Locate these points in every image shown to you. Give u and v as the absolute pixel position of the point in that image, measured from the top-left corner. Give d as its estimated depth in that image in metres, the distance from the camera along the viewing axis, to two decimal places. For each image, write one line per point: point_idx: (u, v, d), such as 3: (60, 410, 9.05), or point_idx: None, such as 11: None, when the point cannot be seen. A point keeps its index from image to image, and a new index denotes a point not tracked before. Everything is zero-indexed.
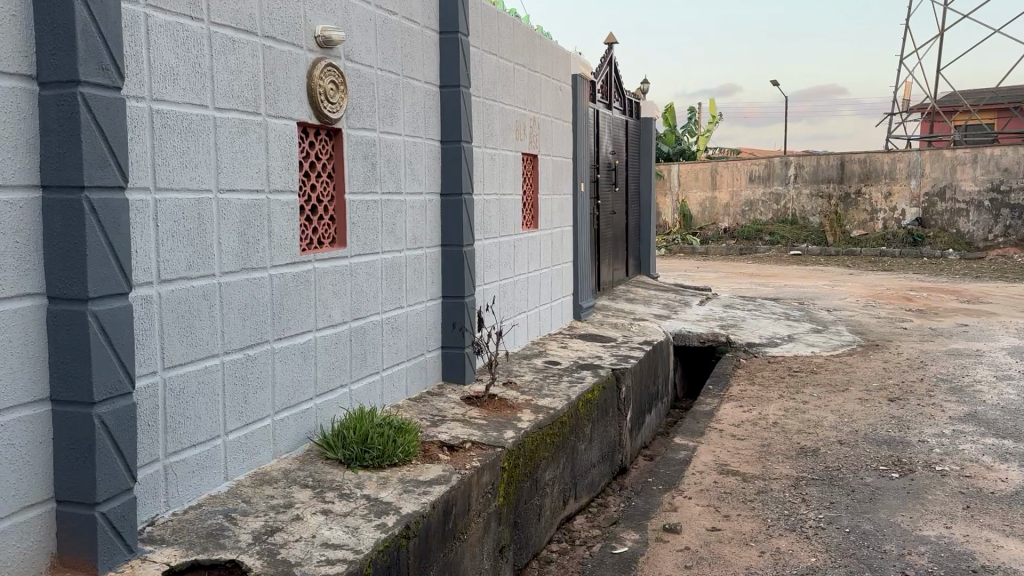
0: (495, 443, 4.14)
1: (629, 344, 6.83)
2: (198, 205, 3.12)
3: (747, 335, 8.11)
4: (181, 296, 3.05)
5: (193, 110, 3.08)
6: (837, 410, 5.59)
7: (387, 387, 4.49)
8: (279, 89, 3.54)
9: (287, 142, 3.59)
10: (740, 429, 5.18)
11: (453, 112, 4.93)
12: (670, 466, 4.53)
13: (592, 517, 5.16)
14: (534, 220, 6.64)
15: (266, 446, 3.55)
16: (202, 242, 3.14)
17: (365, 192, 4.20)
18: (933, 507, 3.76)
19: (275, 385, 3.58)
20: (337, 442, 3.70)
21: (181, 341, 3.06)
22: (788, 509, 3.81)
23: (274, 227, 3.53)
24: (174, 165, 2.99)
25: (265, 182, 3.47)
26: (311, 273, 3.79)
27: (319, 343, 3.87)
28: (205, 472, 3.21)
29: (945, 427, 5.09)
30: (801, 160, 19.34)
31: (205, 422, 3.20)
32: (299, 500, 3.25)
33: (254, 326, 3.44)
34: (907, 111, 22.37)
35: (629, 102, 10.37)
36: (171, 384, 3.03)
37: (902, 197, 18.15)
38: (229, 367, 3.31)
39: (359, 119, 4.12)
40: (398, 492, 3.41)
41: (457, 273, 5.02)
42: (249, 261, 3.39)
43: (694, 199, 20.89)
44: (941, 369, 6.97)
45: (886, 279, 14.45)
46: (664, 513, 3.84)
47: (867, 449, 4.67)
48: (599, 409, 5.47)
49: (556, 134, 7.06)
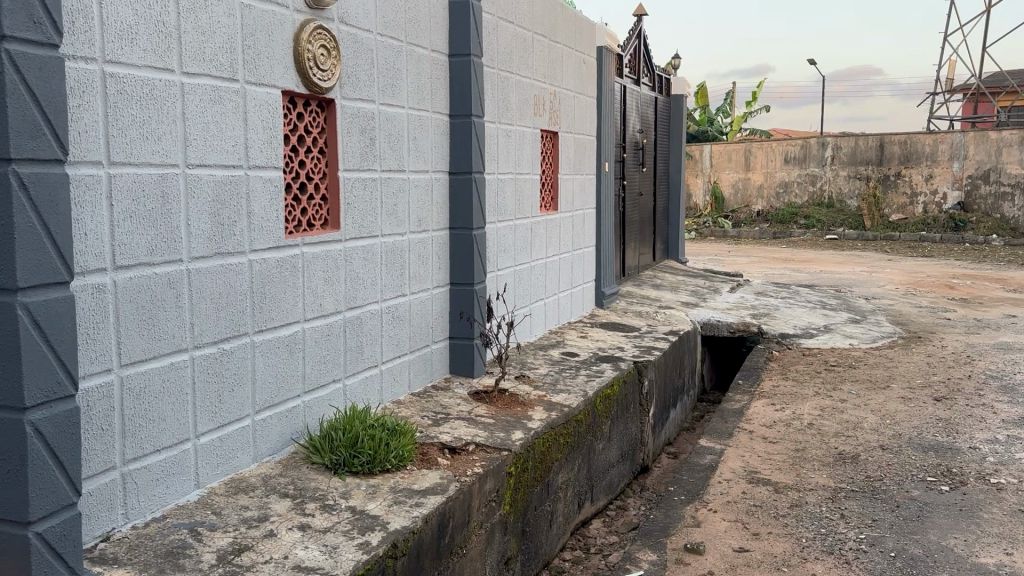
0: (502, 446, 3.77)
1: (654, 334, 6.42)
2: (162, 182, 2.78)
3: (781, 325, 7.67)
4: (141, 284, 2.72)
5: (156, 75, 2.73)
6: (878, 410, 5.16)
7: (386, 382, 4.14)
8: (261, 54, 3.18)
9: (269, 113, 3.23)
10: (772, 431, 4.77)
11: (463, 83, 4.54)
12: (694, 472, 4.15)
13: (610, 522, 4.80)
14: (554, 202, 6.25)
15: (245, 449, 3.23)
16: (167, 224, 2.80)
17: (362, 170, 3.83)
18: (990, 528, 3.33)
19: (255, 382, 3.24)
20: (323, 446, 3.36)
21: (142, 336, 2.73)
22: (825, 526, 3.41)
23: (254, 208, 3.18)
24: (131, 136, 2.65)
25: (243, 156, 3.12)
26: (298, 258, 3.44)
27: (308, 334, 3.53)
28: (172, 480, 2.90)
29: (999, 432, 4.64)
30: (838, 140, 18.66)
31: (171, 424, 2.87)
32: (275, 513, 2.91)
33: (230, 317, 3.09)
34: (950, 91, 21.49)
35: (659, 78, 9.88)
36: (129, 383, 2.71)
37: (943, 180, 17.47)
38: (201, 363, 2.97)
39: (356, 89, 3.74)
40: (388, 504, 3.05)
41: (467, 259, 4.64)
42: (224, 246, 3.05)
43: (727, 181, 20.27)
44: (991, 365, 6.48)
45: (928, 266, 13.85)
46: (685, 529, 3.46)
47: (913, 456, 4.24)
48: (618, 405, 5.09)
49: (579, 111, 6.64)
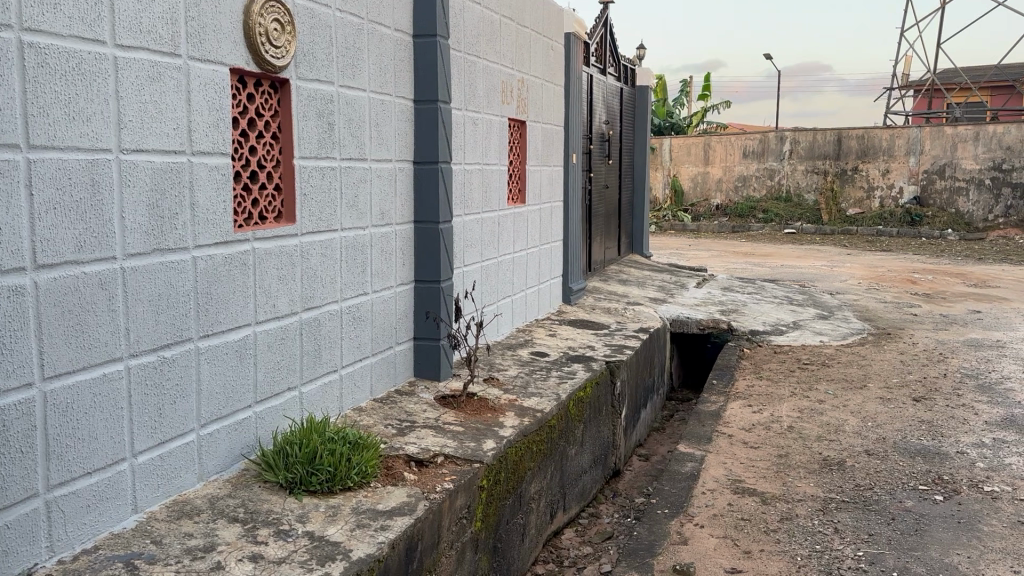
0: (473, 457, 3.49)
1: (624, 332, 6.18)
2: (91, 168, 2.44)
3: (750, 322, 7.50)
4: (67, 285, 2.38)
5: (85, 46, 2.39)
6: (858, 412, 4.99)
7: (346, 388, 3.83)
8: (206, 26, 2.83)
9: (214, 92, 2.89)
10: (752, 435, 4.57)
11: (429, 65, 4.23)
12: (675, 482, 3.91)
13: (583, 531, 4.54)
14: (521, 193, 5.97)
15: (189, 467, 2.90)
16: (98, 216, 2.47)
17: (320, 157, 3.51)
18: (992, 543, 3.15)
19: (200, 393, 2.91)
20: (277, 463, 3.05)
21: (69, 344, 2.40)
22: (819, 543, 3.20)
23: (198, 198, 2.85)
24: (56, 116, 2.31)
25: (186, 140, 2.79)
26: (248, 255, 3.11)
27: (259, 339, 3.20)
28: (106, 506, 2.57)
29: (984, 435, 4.49)
30: (796, 135, 18.70)
31: (104, 442, 2.54)
32: (223, 542, 2.59)
33: (171, 321, 2.76)
34: (905, 86, 21.67)
35: (624, 69, 9.65)
36: (54, 398, 2.37)
37: (899, 175, 17.54)
38: (137, 373, 2.64)
39: (312, 69, 3.42)
40: (350, 528, 2.75)
41: (432, 254, 4.35)
42: (164, 241, 2.71)
43: (686, 174, 20.20)
44: (964, 363, 6.37)
45: (887, 260, 13.81)
46: (673, 548, 3.23)
47: (900, 462, 4.07)
48: (591, 407, 4.84)
49: (547, 99, 6.36)
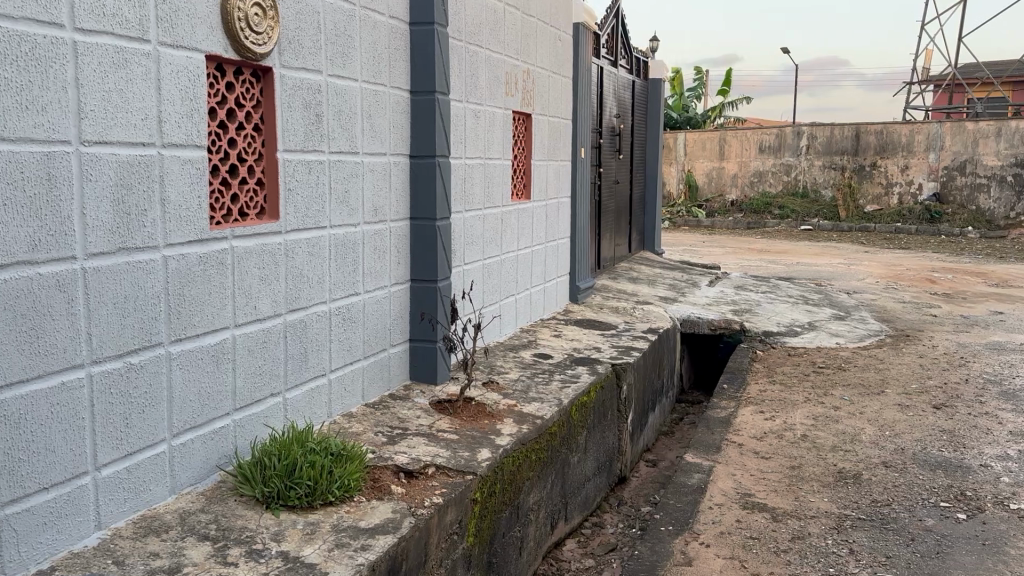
0: (465, 468, 3.30)
1: (632, 332, 5.97)
2: (47, 161, 2.26)
3: (764, 322, 7.27)
4: (19, 287, 2.21)
5: (39, 30, 2.21)
6: (875, 420, 4.77)
7: (336, 393, 3.66)
8: (179, 10, 2.65)
9: (188, 80, 2.71)
10: (764, 444, 4.36)
11: (426, 54, 4.03)
12: (681, 495, 3.71)
13: (585, 542, 4.35)
14: (526, 188, 5.78)
15: (160, 479, 2.73)
16: (55, 213, 2.29)
17: (306, 151, 3.32)
18: (1020, 568, 2.93)
19: (172, 400, 2.74)
20: (255, 475, 2.87)
21: (21, 351, 2.23)
22: (833, 565, 2.99)
23: (169, 194, 2.67)
24: (5, 105, 2.14)
25: (156, 131, 2.61)
26: (226, 253, 2.93)
27: (239, 343, 3.03)
28: (65, 523, 2.40)
29: (1009, 447, 4.25)
30: (814, 130, 18.37)
31: (63, 454, 2.37)
32: (191, 562, 2.41)
33: (139, 324, 2.59)
34: (926, 80, 21.26)
35: (637, 60, 9.41)
36: (5, 409, 2.20)
37: (919, 171, 17.19)
38: (100, 381, 2.47)
39: (298, 57, 3.23)
40: (328, 548, 2.57)
41: (429, 252, 4.16)
42: (130, 239, 2.54)
43: (701, 169, 19.95)
44: (987, 368, 6.12)
45: (906, 258, 13.49)
46: (676, 569, 3.03)
47: (920, 475, 3.85)
48: (595, 413, 4.65)
49: (554, 91, 6.15)
